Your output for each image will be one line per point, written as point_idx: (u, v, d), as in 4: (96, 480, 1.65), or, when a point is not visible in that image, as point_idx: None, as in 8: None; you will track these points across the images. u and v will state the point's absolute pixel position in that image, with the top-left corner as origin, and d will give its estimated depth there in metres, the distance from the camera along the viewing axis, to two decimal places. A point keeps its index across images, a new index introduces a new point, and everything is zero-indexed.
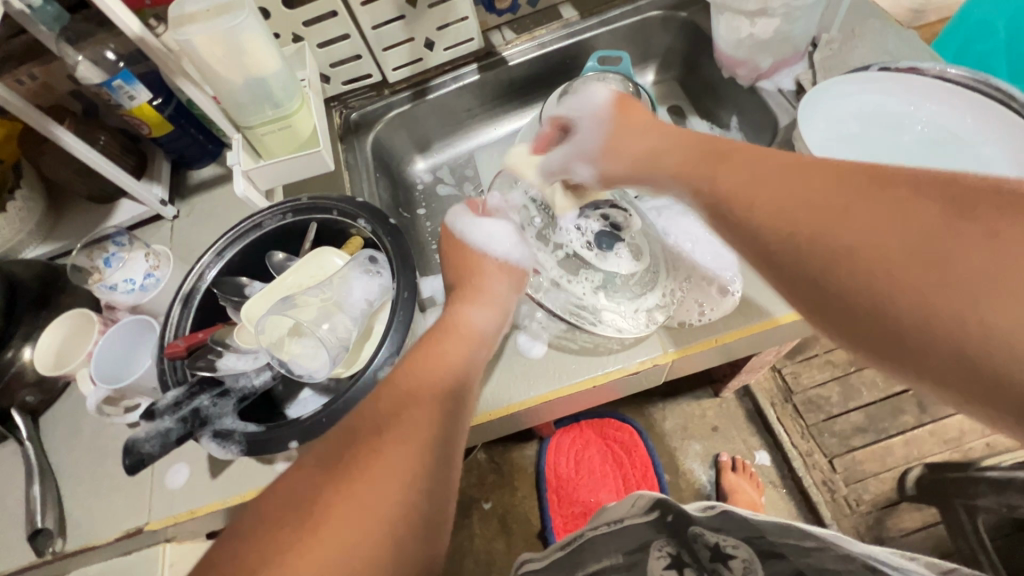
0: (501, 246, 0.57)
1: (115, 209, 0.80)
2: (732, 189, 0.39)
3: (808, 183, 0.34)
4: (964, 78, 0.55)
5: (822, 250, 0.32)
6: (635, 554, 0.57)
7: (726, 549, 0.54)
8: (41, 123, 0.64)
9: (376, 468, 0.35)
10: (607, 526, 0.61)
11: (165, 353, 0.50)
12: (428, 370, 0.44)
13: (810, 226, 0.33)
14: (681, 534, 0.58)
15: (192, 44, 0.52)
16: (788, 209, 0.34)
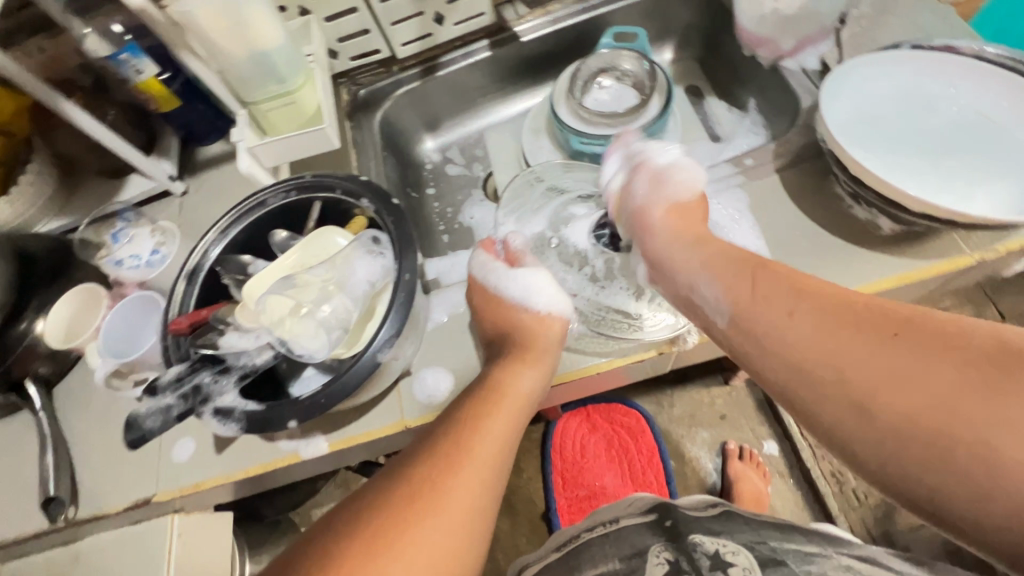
0: (543, 296, 0.57)
1: (125, 184, 0.80)
2: (744, 304, 0.43)
3: (822, 311, 0.39)
4: (1001, 58, 0.52)
5: (849, 372, 0.36)
6: (633, 560, 0.55)
7: (726, 556, 0.54)
8: (49, 96, 0.63)
9: (404, 537, 0.36)
10: (602, 527, 0.61)
11: (169, 329, 0.50)
12: (463, 431, 0.43)
13: (836, 354, 0.37)
14: (680, 539, 0.56)
15: (194, 16, 0.51)
16: (793, 317, 0.40)
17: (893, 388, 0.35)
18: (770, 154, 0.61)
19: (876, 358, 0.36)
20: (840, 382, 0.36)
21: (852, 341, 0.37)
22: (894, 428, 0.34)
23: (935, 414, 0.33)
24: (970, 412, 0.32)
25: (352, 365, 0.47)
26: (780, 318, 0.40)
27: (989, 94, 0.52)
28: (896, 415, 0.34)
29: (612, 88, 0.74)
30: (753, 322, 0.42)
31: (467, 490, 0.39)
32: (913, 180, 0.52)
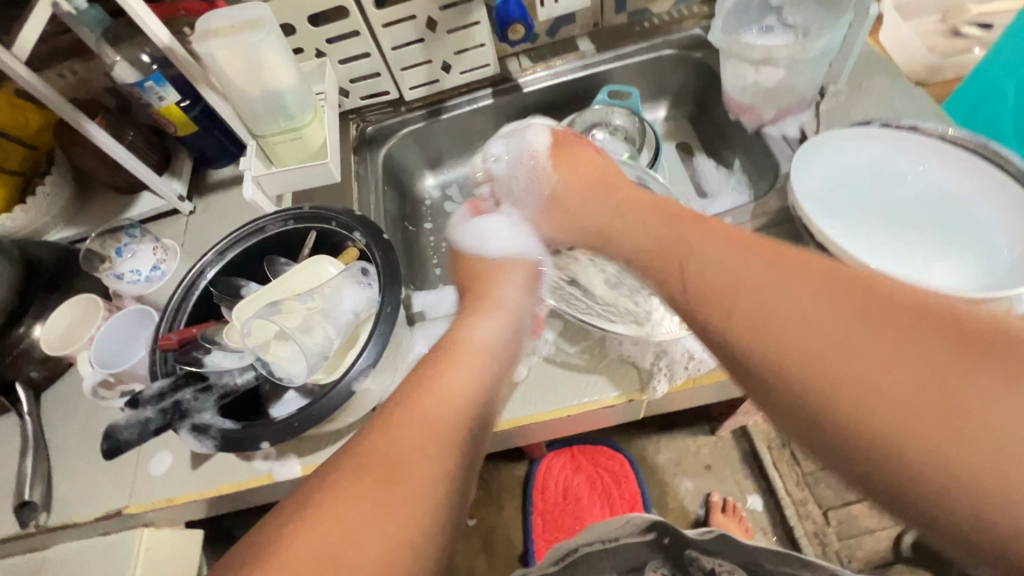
0: (498, 241, 0.59)
1: (137, 201, 0.84)
2: (758, 296, 0.33)
3: (820, 294, 0.31)
4: (965, 139, 0.55)
5: (822, 374, 0.29)
6: (628, 575, 0.68)
7: (720, 573, 0.65)
8: (73, 117, 0.67)
9: (370, 504, 0.35)
10: (602, 544, 0.70)
11: (158, 344, 0.52)
12: (424, 390, 0.43)
13: (801, 342, 0.30)
14: (675, 556, 0.69)
15: (214, 57, 0.55)
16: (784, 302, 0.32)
17: (780, 318, 0.32)
18: (747, 214, 0.64)
19: (750, 272, 0.35)
20: (804, 377, 0.30)
21: (809, 323, 0.31)
22: (765, 344, 0.32)
23: (848, 374, 0.28)
24: (848, 369, 0.29)
25: (334, 387, 0.49)
26: (747, 266, 0.36)
27: (953, 173, 0.55)
28: (876, 413, 0.27)
29: (605, 141, 0.77)
30: (753, 311, 0.33)
31: (429, 457, 0.39)
32: (877, 251, 0.55)
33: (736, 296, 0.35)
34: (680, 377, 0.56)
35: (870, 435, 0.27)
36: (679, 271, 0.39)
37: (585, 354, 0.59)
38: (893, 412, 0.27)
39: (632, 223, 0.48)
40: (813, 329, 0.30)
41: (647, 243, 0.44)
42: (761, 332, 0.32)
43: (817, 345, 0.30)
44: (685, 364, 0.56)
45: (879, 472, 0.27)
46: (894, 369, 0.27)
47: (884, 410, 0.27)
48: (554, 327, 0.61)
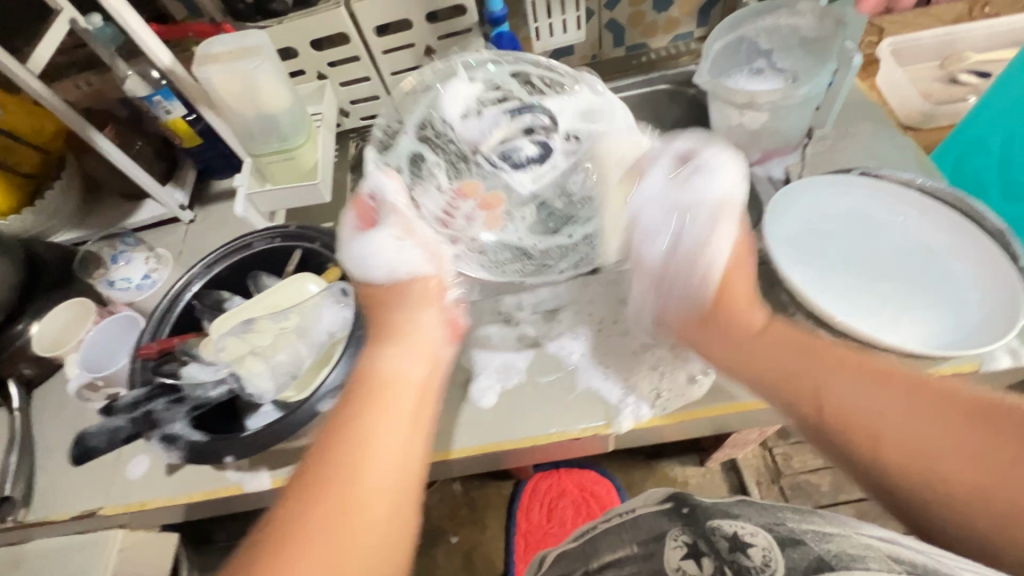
0: (388, 258, 0.53)
1: (141, 207, 0.87)
2: (840, 409, 0.43)
3: (896, 401, 0.41)
4: (943, 194, 0.56)
5: (911, 472, 0.39)
6: (649, 544, 0.52)
7: (745, 538, 0.47)
8: (82, 127, 0.70)
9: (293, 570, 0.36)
10: (618, 517, 0.57)
11: (139, 353, 0.54)
12: (355, 434, 0.43)
13: (891, 449, 0.40)
14: (697, 522, 0.51)
15: (211, 81, 0.58)
16: (881, 417, 0.41)
17: (889, 434, 0.40)
18: None
19: (862, 403, 0.42)
20: (909, 483, 0.39)
21: (901, 437, 0.40)
22: (901, 472, 0.40)
23: (942, 467, 0.38)
24: (926, 471, 0.39)
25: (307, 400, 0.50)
26: (844, 378, 0.44)
27: (931, 226, 0.56)
28: (967, 505, 0.37)
29: None
30: (854, 433, 0.42)
31: (370, 504, 0.40)
32: (848, 299, 0.55)
33: (851, 433, 0.42)
34: (645, 416, 0.56)
35: (947, 514, 0.38)
36: (821, 410, 0.44)
37: (554, 385, 0.60)
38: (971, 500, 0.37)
39: (774, 352, 0.50)
40: (922, 447, 0.39)
41: (771, 363, 0.49)
42: (874, 448, 0.41)
43: (907, 460, 0.39)
44: (652, 402, 0.56)
45: (970, 538, 0.37)
46: (959, 462, 0.38)
47: (961, 493, 0.37)
48: (527, 358, 0.62)
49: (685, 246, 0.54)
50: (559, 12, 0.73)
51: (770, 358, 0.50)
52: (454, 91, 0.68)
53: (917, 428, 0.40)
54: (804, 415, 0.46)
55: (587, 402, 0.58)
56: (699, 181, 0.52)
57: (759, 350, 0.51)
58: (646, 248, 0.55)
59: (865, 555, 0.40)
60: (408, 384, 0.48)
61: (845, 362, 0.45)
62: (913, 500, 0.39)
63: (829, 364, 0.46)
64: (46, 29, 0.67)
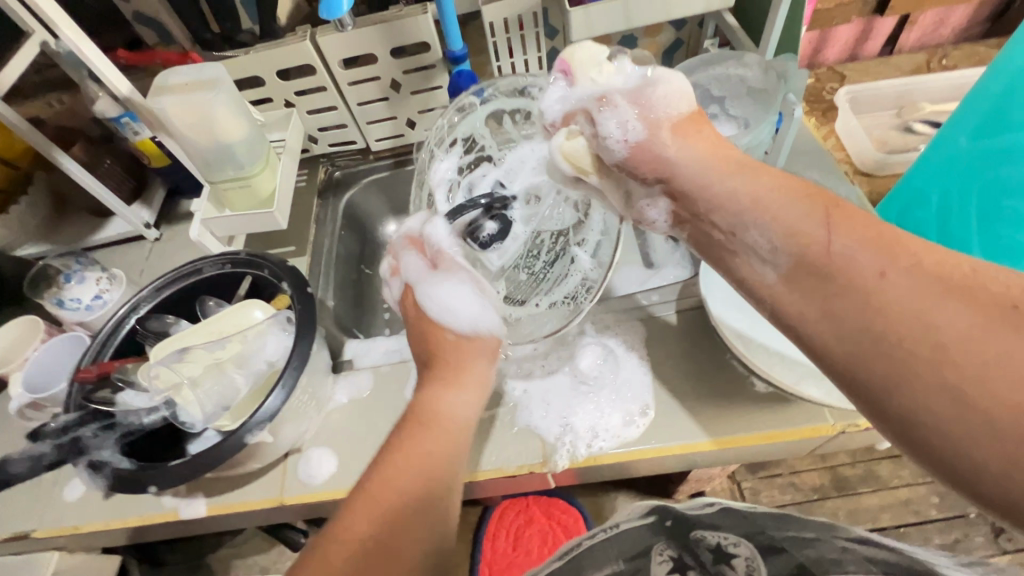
0: (465, 313, 0.50)
1: (107, 224, 0.87)
2: (843, 254, 0.35)
3: (927, 286, 0.31)
4: None
5: (911, 336, 0.30)
6: (634, 561, 0.44)
7: (729, 549, 0.42)
8: (46, 148, 0.71)
9: None
10: (601, 529, 0.46)
11: (76, 376, 0.54)
12: (408, 465, 0.43)
13: (893, 325, 0.31)
14: (682, 533, 0.45)
15: (167, 112, 0.59)
16: (891, 283, 0.32)
17: (896, 302, 0.32)
18: (674, 294, 0.66)
19: (862, 255, 0.34)
20: (905, 352, 0.30)
21: (913, 316, 0.31)
22: (904, 347, 0.30)
23: (915, 344, 0.30)
24: (930, 330, 0.30)
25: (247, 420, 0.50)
26: (846, 236, 0.35)
27: None
28: (969, 402, 0.28)
29: None
30: (866, 299, 0.33)
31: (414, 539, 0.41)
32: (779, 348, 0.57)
33: (849, 294, 0.34)
34: (580, 454, 0.56)
35: (932, 425, 0.29)
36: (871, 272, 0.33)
37: (495, 420, 0.60)
38: (979, 396, 0.27)
39: (763, 181, 0.42)
40: (926, 313, 0.30)
41: (765, 194, 0.41)
42: (869, 317, 0.32)
43: (913, 327, 0.30)
44: (589, 442, 0.56)
45: (958, 431, 0.28)
46: (980, 344, 0.28)
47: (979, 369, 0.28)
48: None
49: (638, 127, 0.49)
50: (520, 51, 0.75)
51: (753, 180, 0.42)
52: (436, 177, 0.64)
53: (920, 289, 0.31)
54: (804, 238, 0.37)
55: (527, 440, 0.58)
56: (612, 120, 0.50)
57: (738, 178, 0.43)
58: (612, 145, 0.50)
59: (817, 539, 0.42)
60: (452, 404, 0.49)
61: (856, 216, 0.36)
62: (894, 373, 0.30)
63: (836, 222, 0.36)
64: (14, 51, 0.68)
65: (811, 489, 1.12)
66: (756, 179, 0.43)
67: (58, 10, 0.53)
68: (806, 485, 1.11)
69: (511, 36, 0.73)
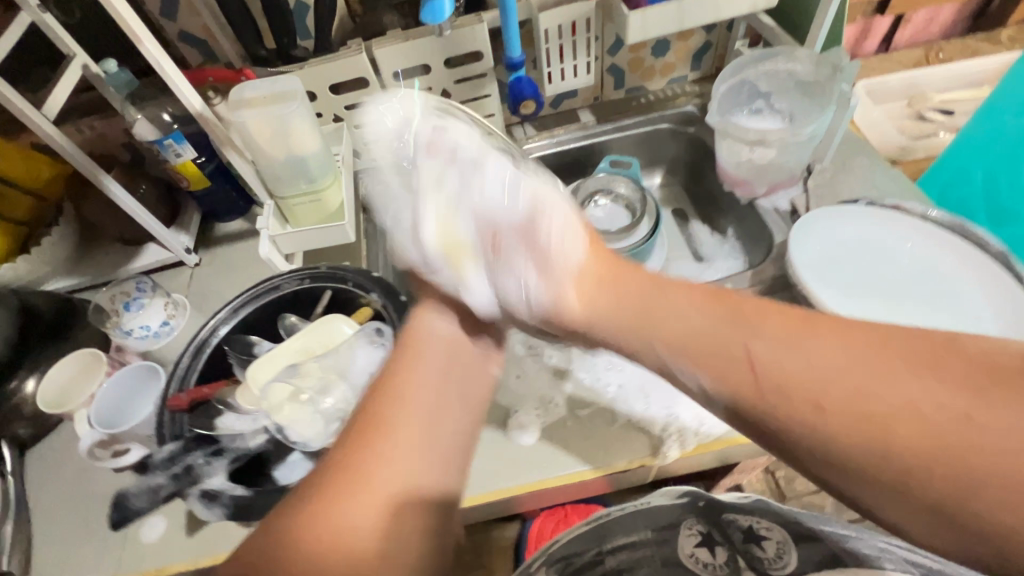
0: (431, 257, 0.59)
1: (141, 252, 0.83)
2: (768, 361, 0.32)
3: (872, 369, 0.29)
4: (945, 222, 0.60)
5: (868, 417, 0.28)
6: (666, 528, 0.47)
7: (761, 532, 0.44)
8: (93, 172, 0.68)
9: (342, 497, 0.35)
10: (635, 503, 0.48)
11: (167, 405, 0.51)
12: (402, 386, 0.42)
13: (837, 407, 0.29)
14: (716, 512, 0.46)
15: (245, 125, 0.58)
16: (815, 376, 0.30)
17: (861, 396, 0.29)
18: (746, 281, 0.67)
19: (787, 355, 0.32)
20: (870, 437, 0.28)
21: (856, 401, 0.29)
22: (865, 433, 0.28)
23: (933, 426, 0.27)
24: (870, 407, 0.29)
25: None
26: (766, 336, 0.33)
27: (940, 252, 0.60)
28: (935, 472, 0.27)
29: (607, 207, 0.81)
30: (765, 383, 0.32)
31: (397, 459, 0.37)
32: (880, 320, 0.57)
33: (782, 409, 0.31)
34: (690, 444, 0.57)
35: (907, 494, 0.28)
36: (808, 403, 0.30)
37: (595, 418, 0.60)
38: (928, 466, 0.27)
39: (677, 305, 0.38)
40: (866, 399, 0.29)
41: (679, 330, 0.37)
42: (885, 429, 0.28)
43: (925, 439, 0.27)
44: (696, 431, 0.57)
45: (918, 520, 0.28)
46: (959, 427, 0.27)
47: (969, 472, 0.26)
48: (563, 392, 0.63)
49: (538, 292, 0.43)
50: (570, 56, 0.77)
51: (672, 315, 0.37)
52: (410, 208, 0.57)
53: (870, 374, 0.29)
54: (729, 372, 0.33)
55: (633, 434, 0.58)
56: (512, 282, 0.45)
57: (662, 306, 0.38)
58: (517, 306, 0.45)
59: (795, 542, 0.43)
60: (424, 386, 0.42)
61: (796, 328, 0.33)
62: (899, 496, 0.28)
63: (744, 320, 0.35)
64: (59, 75, 0.66)
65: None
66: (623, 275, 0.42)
67: (140, 22, 0.51)
68: None
69: (562, 42, 0.75)
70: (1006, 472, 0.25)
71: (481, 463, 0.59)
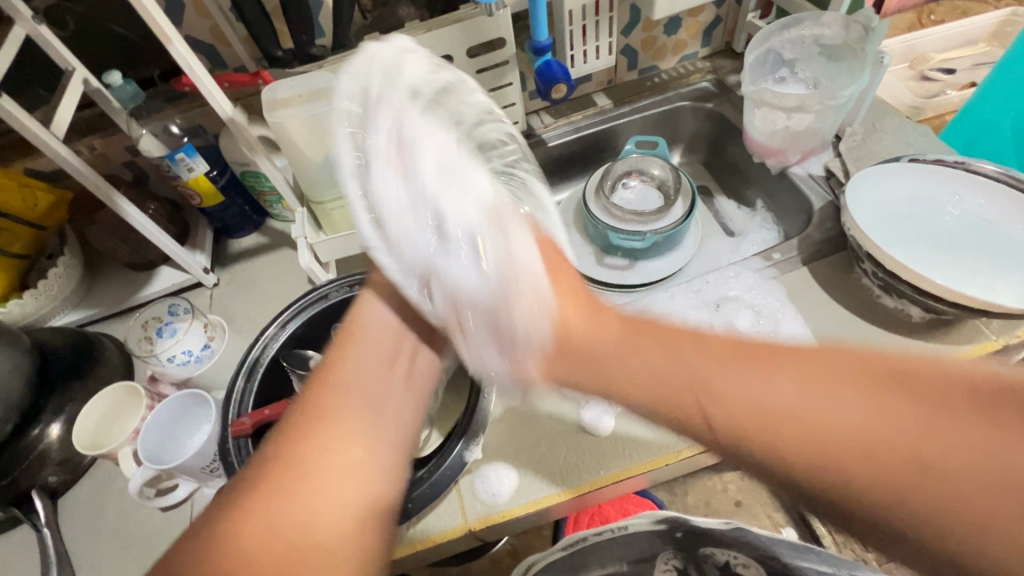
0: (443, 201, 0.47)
1: (155, 276, 0.78)
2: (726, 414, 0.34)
3: (813, 376, 0.32)
4: (996, 174, 0.60)
5: (807, 463, 0.31)
6: (640, 563, 0.60)
7: (736, 567, 0.58)
8: (107, 193, 0.63)
9: (311, 471, 0.37)
10: (613, 531, 0.60)
11: (230, 432, 0.49)
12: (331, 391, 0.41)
13: (891, 481, 0.28)
14: (689, 548, 0.59)
15: (283, 128, 0.54)
16: (764, 400, 0.32)
17: (835, 432, 0.30)
18: (795, 249, 0.66)
19: (707, 367, 0.35)
20: (768, 449, 0.32)
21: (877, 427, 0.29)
22: (769, 430, 0.32)
23: (889, 473, 0.29)
24: (781, 419, 0.32)
25: (467, 425, 0.57)
26: (723, 366, 0.35)
27: (988, 202, 0.60)
28: (817, 464, 0.30)
29: (637, 188, 0.81)
30: (750, 428, 0.32)
31: (329, 467, 0.37)
32: (943, 272, 0.58)
33: (765, 411, 0.32)
34: None
35: (831, 464, 0.30)
36: (698, 409, 0.34)
37: None
38: (825, 458, 0.30)
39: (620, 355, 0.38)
40: (797, 410, 0.31)
41: (641, 382, 0.37)
42: (766, 434, 0.32)
43: (806, 432, 0.31)
44: None
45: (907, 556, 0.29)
46: (877, 426, 0.29)
47: (861, 475, 0.29)
48: None
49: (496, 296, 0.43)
50: (593, 38, 0.77)
51: (624, 360, 0.38)
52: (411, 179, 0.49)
53: (806, 392, 0.32)
54: (659, 392, 0.36)
55: None
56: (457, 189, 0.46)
57: (617, 358, 0.38)
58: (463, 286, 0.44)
59: (750, 560, 0.58)
60: (348, 399, 0.41)
61: (724, 353, 0.35)
62: (861, 528, 0.30)
63: (684, 341, 0.37)
64: (59, 91, 0.60)
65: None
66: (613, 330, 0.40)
67: (169, 22, 0.48)
68: None
69: (586, 22, 0.75)
70: (935, 523, 0.28)
71: (558, 456, 0.57)
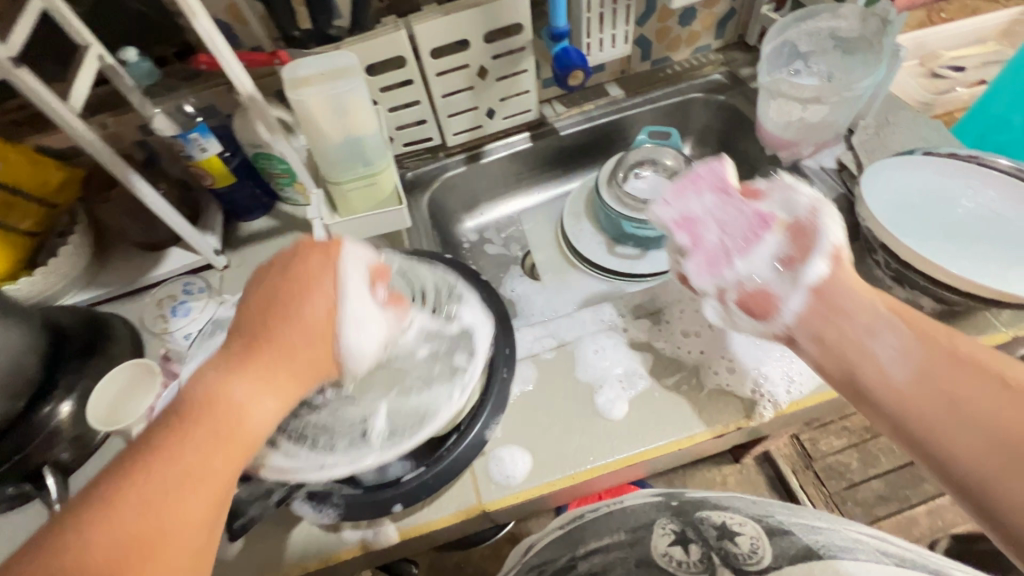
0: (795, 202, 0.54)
1: (165, 258, 0.77)
2: (936, 374, 0.43)
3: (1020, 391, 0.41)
4: (1012, 169, 0.60)
5: (953, 456, 0.41)
6: (638, 531, 0.54)
7: (733, 527, 0.53)
8: (120, 170, 0.62)
9: (144, 514, 0.38)
10: (607, 506, 0.57)
11: None
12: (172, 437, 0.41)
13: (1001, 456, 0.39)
14: (686, 513, 0.55)
15: (305, 106, 0.54)
16: (958, 406, 0.41)
17: (992, 422, 0.40)
18: None
19: (966, 372, 0.43)
20: (957, 435, 0.41)
21: None
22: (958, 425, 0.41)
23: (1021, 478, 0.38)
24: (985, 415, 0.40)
25: (489, 402, 0.57)
26: (978, 400, 0.41)
27: (1001, 197, 0.61)
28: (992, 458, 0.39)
29: (650, 177, 0.81)
30: (901, 411, 0.44)
31: (161, 520, 0.38)
32: (954, 264, 0.59)
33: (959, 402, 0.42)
34: (783, 402, 0.57)
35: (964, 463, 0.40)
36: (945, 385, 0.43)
37: (683, 386, 0.59)
38: (976, 461, 0.40)
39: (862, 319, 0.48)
40: (965, 405, 0.41)
41: (923, 355, 0.44)
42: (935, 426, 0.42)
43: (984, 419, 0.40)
44: (787, 388, 0.57)
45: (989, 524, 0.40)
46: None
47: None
48: (645, 361, 0.62)
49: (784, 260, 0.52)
50: (609, 26, 0.77)
51: (878, 324, 0.48)
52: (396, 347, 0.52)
53: None
54: (926, 361, 0.44)
55: (724, 398, 0.58)
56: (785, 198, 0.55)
57: (855, 327, 0.48)
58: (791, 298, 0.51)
59: (745, 521, 0.53)
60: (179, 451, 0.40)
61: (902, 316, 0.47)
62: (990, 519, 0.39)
63: (960, 354, 0.44)
64: (75, 66, 0.60)
65: (863, 428, 1.14)
66: (873, 320, 0.48)
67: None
68: (859, 426, 1.13)
69: (604, 10, 0.75)
70: None
71: (572, 440, 0.57)
